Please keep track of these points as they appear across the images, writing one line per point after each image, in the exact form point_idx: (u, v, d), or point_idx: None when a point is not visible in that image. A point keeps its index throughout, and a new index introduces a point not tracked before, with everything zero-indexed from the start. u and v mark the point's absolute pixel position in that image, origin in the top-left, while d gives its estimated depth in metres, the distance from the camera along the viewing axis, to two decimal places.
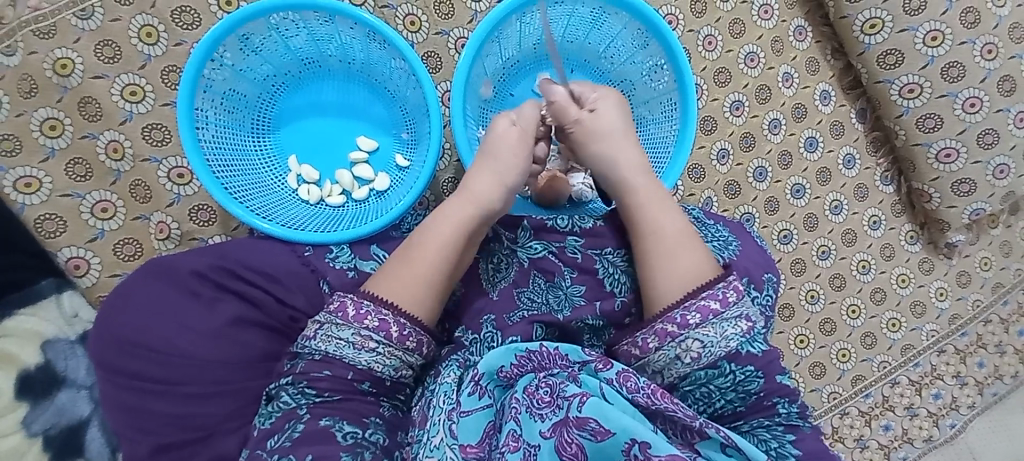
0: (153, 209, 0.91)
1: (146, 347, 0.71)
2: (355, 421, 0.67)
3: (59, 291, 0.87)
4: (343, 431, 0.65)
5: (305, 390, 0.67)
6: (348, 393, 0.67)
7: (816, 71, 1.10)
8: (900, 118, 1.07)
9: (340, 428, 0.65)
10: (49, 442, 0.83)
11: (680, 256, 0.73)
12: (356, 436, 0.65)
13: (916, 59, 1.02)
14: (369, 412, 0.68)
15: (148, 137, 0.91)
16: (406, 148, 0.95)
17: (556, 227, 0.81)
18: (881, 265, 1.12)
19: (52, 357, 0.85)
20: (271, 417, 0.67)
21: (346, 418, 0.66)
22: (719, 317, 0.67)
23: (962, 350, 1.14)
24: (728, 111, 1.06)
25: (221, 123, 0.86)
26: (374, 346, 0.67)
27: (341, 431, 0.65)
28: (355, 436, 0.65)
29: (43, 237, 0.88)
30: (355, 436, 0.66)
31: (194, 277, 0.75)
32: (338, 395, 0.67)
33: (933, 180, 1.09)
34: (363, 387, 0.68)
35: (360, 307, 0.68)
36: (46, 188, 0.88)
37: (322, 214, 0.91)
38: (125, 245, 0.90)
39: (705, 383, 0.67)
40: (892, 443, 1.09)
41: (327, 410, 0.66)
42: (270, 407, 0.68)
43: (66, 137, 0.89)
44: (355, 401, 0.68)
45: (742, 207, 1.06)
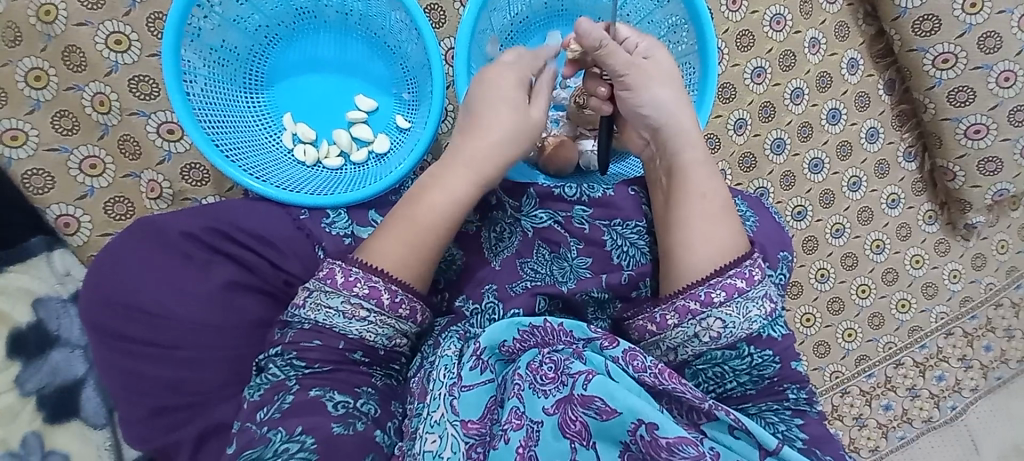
0: (144, 167, 0.87)
1: (138, 309, 0.70)
2: (345, 391, 0.65)
3: (49, 249, 0.85)
4: (334, 401, 0.64)
5: (293, 361, 0.65)
6: (339, 363, 0.66)
7: (846, 36, 1.03)
8: (931, 90, 1.00)
9: (330, 397, 0.64)
10: (44, 401, 0.81)
11: (709, 230, 0.69)
12: (347, 406, 0.64)
13: (953, 26, 0.95)
14: (360, 382, 0.67)
15: (135, 90, 0.86)
16: (407, 108, 0.90)
17: (563, 195, 0.77)
18: (895, 245, 1.09)
19: (45, 316, 0.83)
20: (260, 389, 0.66)
21: (336, 387, 0.65)
22: (743, 296, 0.65)
23: (971, 333, 1.12)
24: (749, 77, 1.00)
25: (211, 76, 0.82)
26: (364, 314, 0.65)
27: (331, 401, 0.64)
28: (346, 406, 0.64)
29: (32, 193, 0.85)
30: (347, 405, 0.64)
31: (186, 239, 0.73)
32: (328, 366, 0.65)
33: (958, 157, 1.03)
34: (354, 357, 0.66)
35: (349, 275, 0.65)
36: (32, 142, 0.84)
37: (319, 176, 0.87)
38: (116, 203, 0.87)
39: (721, 363, 0.66)
40: (891, 422, 1.09)
41: (316, 381, 0.65)
42: (259, 379, 0.67)
43: (51, 89, 0.84)
44: (346, 371, 0.66)
45: (757, 181, 1.02)
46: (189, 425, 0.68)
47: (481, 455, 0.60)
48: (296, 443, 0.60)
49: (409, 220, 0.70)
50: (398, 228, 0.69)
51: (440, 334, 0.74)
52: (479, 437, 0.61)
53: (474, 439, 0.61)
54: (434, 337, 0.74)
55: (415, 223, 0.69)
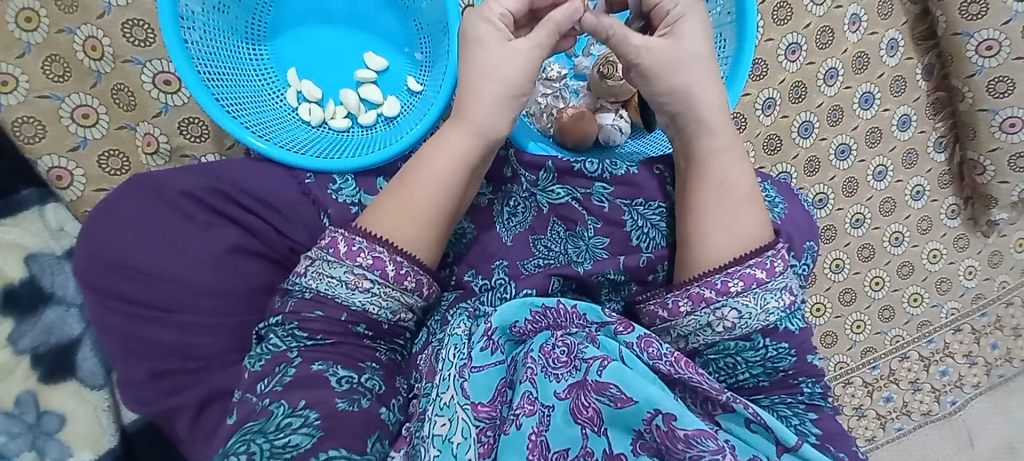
0: (139, 119, 0.83)
1: (135, 269, 0.67)
2: (350, 365, 0.64)
3: (42, 203, 0.81)
4: (337, 376, 0.62)
5: (294, 332, 0.63)
6: (343, 336, 0.64)
7: (888, 15, 0.96)
8: (971, 78, 0.95)
9: (333, 372, 0.62)
10: (39, 359, 0.78)
11: (731, 217, 0.65)
12: (351, 381, 0.62)
13: (1000, 12, 0.89)
14: (365, 357, 0.65)
15: (130, 36, 0.80)
16: (420, 70, 0.85)
17: (584, 171, 0.73)
18: (914, 238, 1.06)
19: (38, 272, 0.80)
20: (260, 360, 0.64)
21: (339, 362, 0.63)
22: (762, 287, 0.63)
23: (979, 330, 1.11)
24: (783, 54, 0.94)
25: (211, 24, 0.76)
26: (368, 285, 0.62)
27: (334, 375, 0.62)
28: (350, 381, 0.62)
29: (22, 142, 0.80)
30: (350, 380, 0.62)
31: (186, 199, 0.69)
32: (331, 338, 0.63)
33: (990, 151, 0.99)
34: (358, 330, 0.64)
35: (352, 244, 0.62)
36: (21, 87, 0.79)
37: (325, 138, 0.82)
38: (111, 157, 0.83)
39: (733, 354, 0.64)
40: (890, 414, 1.09)
41: (318, 354, 0.63)
42: (259, 349, 0.65)
43: (42, 31, 0.79)
44: (350, 345, 0.64)
45: (781, 165, 0.98)
46: (190, 391, 0.66)
47: (490, 439, 0.59)
48: (300, 418, 0.58)
49: (409, 192, 0.66)
50: (399, 198, 0.66)
51: (448, 310, 0.71)
52: (489, 420, 0.60)
53: (484, 423, 0.60)
54: (441, 313, 0.72)
55: (417, 195, 0.66)
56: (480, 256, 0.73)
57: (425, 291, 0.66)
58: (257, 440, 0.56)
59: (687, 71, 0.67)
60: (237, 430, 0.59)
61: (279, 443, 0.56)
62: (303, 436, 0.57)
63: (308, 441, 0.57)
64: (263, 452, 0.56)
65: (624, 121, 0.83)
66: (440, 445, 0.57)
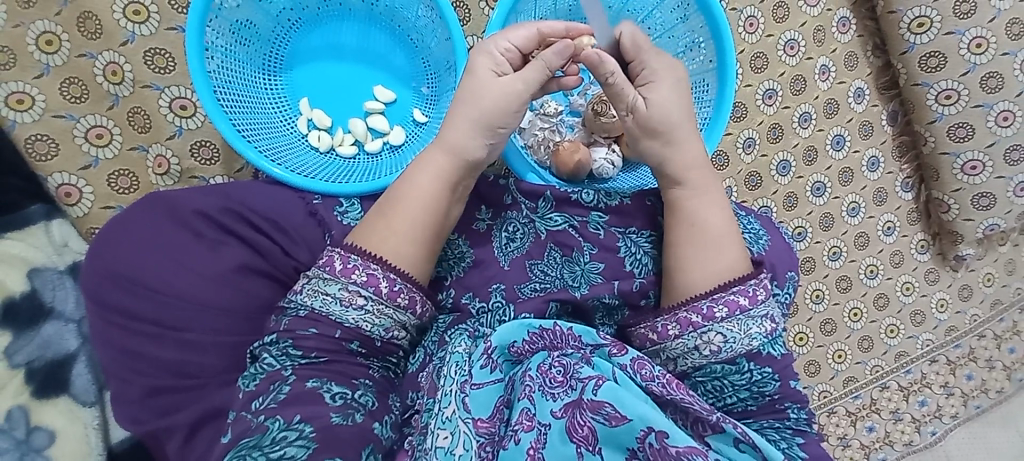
0: (152, 141, 0.86)
1: (144, 285, 0.68)
2: (344, 382, 0.65)
3: (48, 219, 0.82)
4: (331, 392, 0.63)
5: (289, 351, 0.64)
6: (335, 353, 0.65)
7: (854, 66, 1.06)
8: (932, 124, 1.04)
9: (328, 389, 0.63)
10: (33, 375, 0.78)
11: (716, 248, 0.70)
12: (345, 398, 0.63)
13: (958, 64, 0.99)
14: (358, 374, 0.66)
15: (150, 63, 0.84)
16: (425, 103, 0.90)
17: (581, 201, 0.78)
18: (888, 271, 1.12)
19: (39, 286, 0.80)
20: (255, 379, 0.64)
21: (334, 379, 0.64)
22: (745, 314, 0.66)
23: (954, 362, 1.16)
24: (761, 99, 1.02)
25: (231, 55, 0.81)
26: (362, 303, 0.64)
27: (329, 392, 0.63)
28: (344, 397, 0.63)
29: (34, 159, 0.82)
30: (344, 396, 0.63)
31: (198, 217, 0.71)
32: (325, 356, 0.64)
33: (953, 191, 1.07)
34: (352, 347, 0.65)
35: (348, 262, 0.65)
36: (38, 106, 0.82)
37: (332, 164, 0.86)
38: (120, 177, 0.85)
39: (720, 378, 0.67)
40: (873, 444, 1.11)
41: (313, 372, 0.64)
42: (254, 369, 0.65)
43: (63, 54, 0.82)
44: (343, 362, 0.65)
45: (761, 199, 1.04)
46: (187, 410, 0.66)
47: (490, 453, 0.61)
48: (295, 431, 0.59)
49: (402, 212, 0.69)
50: (390, 223, 0.69)
51: (446, 330, 0.73)
52: (488, 436, 0.62)
53: (484, 438, 0.61)
54: (438, 334, 0.73)
55: (407, 218, 0.69)
56: (480, 278, 0.76)
57: (420, 310, 0.68)
58: (253, 454, 0.57)
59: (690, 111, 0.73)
60: (233, 446, 0.59)
61: (275, 455, 0.57)
62: (299, 448, 0.58)
63: (304, 453, 0.57)
64: None
65: (616, 156, 0.89)
66: (443, 456, 0.59)
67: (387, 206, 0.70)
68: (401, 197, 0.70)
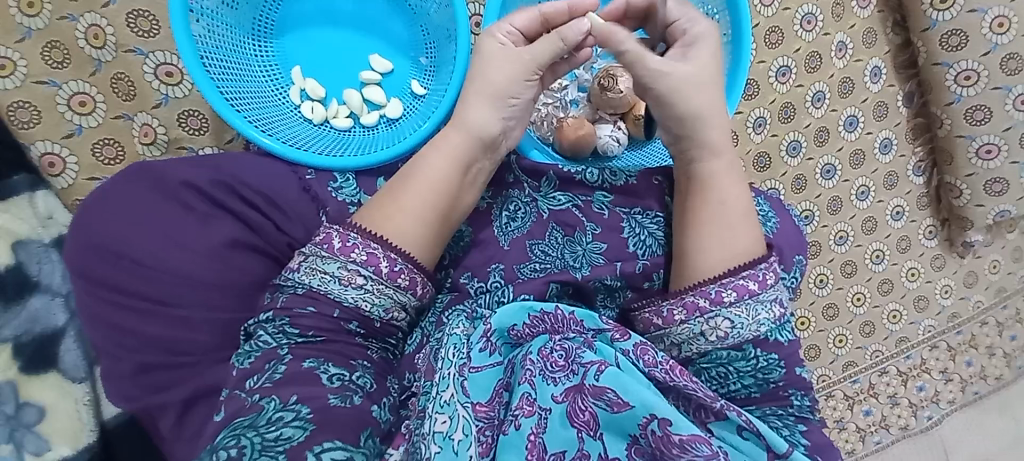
0: (138, 109, 0.82)
1: (131, 261, 0.66)
2: (341, 363, 0.63)
3: (31, 190, 0.79)
4: (328, 373, 0.61)
5: (285, 329, 0.63)
6: (334, 333, 0.63)
7: (873, 43, 1.01)
8: (949, 106, 1.00)
9: (325, 370, 0.61)
10: (20, 349, 0.76)
11: (731, 230, 0.68)
12: (343, 379, 0.61)
13: (980, 44, 0.94)
14: (356, 355, 0.64)
15: (134, 26, 0.80)
16: (424, 74, 0.86)
17: (585, 181, 0.76)
18: (894, 257, 1.10)
19: (24, 259, 0.78)
20: (250, 357, 0.63)
21: (331, 360, 0.63)
22: (754, 298, 0.65)
23: (954, 348, 1.15)
24: (774, 76, 0.98)
25: (219, 19, 0.77)
26: (361, 282, 0.62)
27: (325, 373, 0.61)
28: (341, 378, 0.62)
29: (17, 127, 0.79)
30: (342, 378, 0.62)
31: (187, 190, 0.69)
32: (322, 336, 0.63)
33: (966, 176, 1.04)
34: (350, 327, 0.64)
35: (347, 240, 0.63)
36: (19, 72, 0.78)
37: (327, 136, 0.82)
38: (104, 146, 0.81)
39: (725, 364, 0.66)
40: (869, 428, 1.12)
41: (309, 351, 0.62)
42: (249, 347, 0.63)
43: (44, 17, 0.78)
44: (341, 343, 0.64)
45: (769, 181, 1.01)
46: (178, 387, 0.65)
47: (489, 439, 0.60)
48: (291, 412, 0.57)
49: (409, 192, 0.67)
50: (393, 201, 0.66)
51: (443, 311, 0.72)
52: (488, 420, 0.61)
53: (483, 422, 0.60)
54: (436, 315, 0.72)
55: (415, 197, 0.67)
56: (480, 258, 0.74)
57: (421, 291, 0.66)
58: (248, 434, 0.55)
59: (704, 86, 0.70)
60: (227, 425, 0.57)
61: (271, 437, 0.55)
62: (296, 429, 0.56)
63: (301, 434, 0.56)
64: (255, 446, 0.55)
65: (622, 133, 0.86)
66: (441, 441, 0.57)
67: (398, 185, 0.68)
68: (412, 179, 0.68)
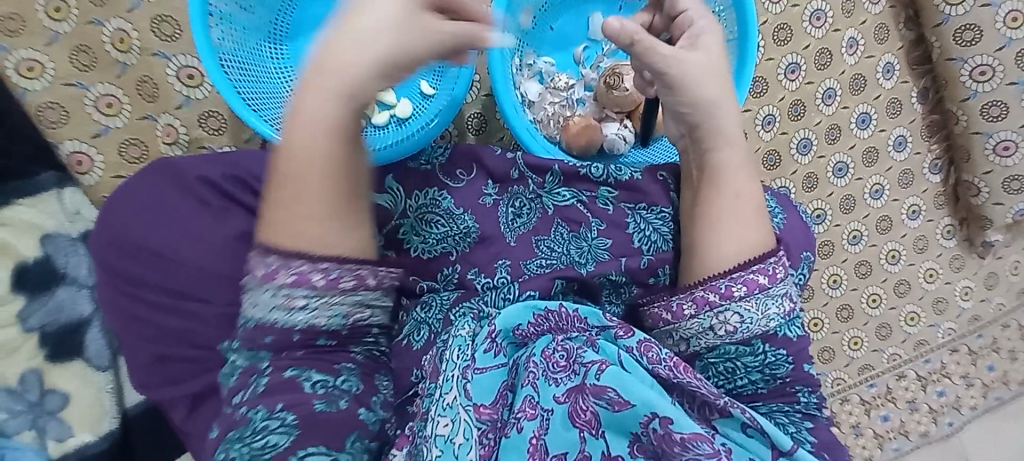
0: (161, 110, 0.85)
1: (153, 255, 0.68)
2: (325, 369, 0.61)
3: (59, 187, 0.82)
4: (311, 380, 0.60)
5: (255, 351, 0.60)
6: (306, 345, 0.60)
7: (884, 39, 1.00)
8: (965, 102, 0.98)
9: (307, 377, 0.60)
10: (45, 340, 0.80)
11: (742, 225, 0.67)
12: (326, 385, 0.61)
13: (993, 39, 0.92)
14: (340, 359, 0.63)
15: (157, 30, 0.84)
16: (433, 75, 0.88)
17: (589, 175, 0.76)
18: (911, 257, 1.08)
19: (52, 252, 0.81)
20: (233, 375, 0.62)
21: (314, 367, 0.61)
22: (764, 293, 0.64)
23: (975, 352, 1.12)
24: (783, 73, 0.98)
25: (238, 22, 0.79)
26: (314, 296, 0.57)
27: (308, 381, 0.60)
28: (325, 385, 0.61)
29: (46, 126, 0.82)
30: (326, 384, 0.61)
31: (202, 186, 0.70)
32: (297, 349, 0.60)
33: (984, 173, 1.01)
34: (319, 341, 0.60)
35: (286, 257, 0.56)
36: (48, 74, 0.82)
37: None
38: (130, 146, 0.85)
39: (733, 359, 0.65)
40: (887, 434, 1.09)
41: (289, 361, 0.60)
42: (229, 368, 0.63)
43: (72, 22, 0.82)
44: (320, 351, 0.61)
45: (780, 180, 1.00)
46: (198, 376, 0.69)
47: (492, 441, 0.60)
48: (277, 420, 0.58)
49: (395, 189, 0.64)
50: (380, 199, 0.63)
51: (450, 308, 0.71)
52: (492, 422, 0.61)
53: (486, 424, 0.61)
54: (442, 312, 0.71)
55: None
56: (485, 255, 0.74)
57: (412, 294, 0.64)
58: (236, 446, 0.56)
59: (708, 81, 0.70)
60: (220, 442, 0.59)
61: (258, 446, 0.56)
62: (282, 435, 0.57)
63: (287, 439, 0.57)
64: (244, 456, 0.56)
65: (628, 131, 0.87)
66: (443, 444, 0.59)
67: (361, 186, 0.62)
68: None
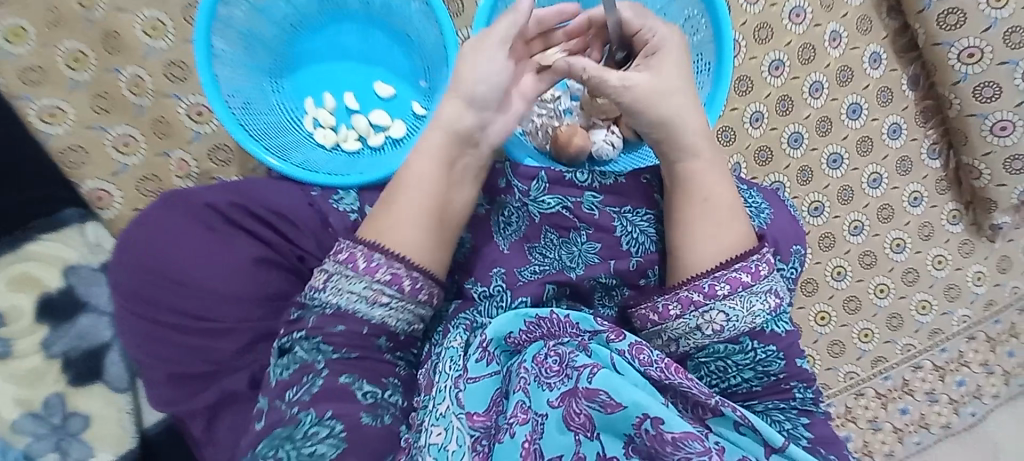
0: (174, 146, 0.92)
1: (166, 279, 0.73)
2: (373, 380, 0.66)
3: (82, 221, 0.88)
4: (362, 390, 0.65)
5: (319, 346, 0.65)
6: (364, 350, 0.67)
7: (868, 30, 1.01)
8: (957, 85, 0.97)
9: (359, 386, 0.65)
10: (69, 364, 0.85)
11: (717, 226, 0.69)
12: (375, 396, 0.66)
13: (979, 21, 0.92)
14: (387, 373, 0.68)
15: (167, 73, 0.91)
16: (423, 96, 0.93)
17: (574, 181, 0.78)
18: (917, 245, 1.06)
19: (75, 283, 0.86)
20: (288, 369, 0.65)
21: (364, 377, 0.66)
22: (748, 291, 0.65)
23: (993, 338, 1.09)
24: (767, 70, 0.99)
25: (239, 61, 0.85)
26: (386, 300, 0.67)
27: (360, 389, 0.65)
28: (374, 396, 0.66)
29: (66, 167, 0.90)
30: (374, 395, 0.66)
31: (210, 213, 0.76)
32: (355, 352, 0.66)
33: (984, 155, 1.00)
34: (380, 343, 0.68)
35: (371, 261, 0.66)
36: (70, 119, 0.89)
37: (338, 159, 0.89)
38: (147, 181, 0.92)
39: (723, 357, 0.67)
40: (907, 427, 1.07)
41: (343, 366, 0.65)
42: (286, 359, 0.66)
43: (91, 71, 0.89)
44: (372, 360, 0.67)
45: (773, 175, 1.01)
46: (210, 391, 0.72)
47: (485, 448, 0.62)
48: (326, 428, 0.61)
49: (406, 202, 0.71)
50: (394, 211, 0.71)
51: (449, 320, 0.75)
52: (485, 429, 0.64)
53: (479, 432, 0.64)
54: (442, 324, 0.75)
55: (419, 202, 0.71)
56: (480, 264, 0.78)
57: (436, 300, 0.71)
58: (286, 446, 0.60)
59: (681, 85, 0.72)
60: (266, 435, 0.61)
61: (307, 451, 0.60)
62: (330, 446, 0.61)
63: (333, 451, 0.60)
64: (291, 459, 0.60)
65: (615, 136, 0.90)
66: (436, 452, 0.60)
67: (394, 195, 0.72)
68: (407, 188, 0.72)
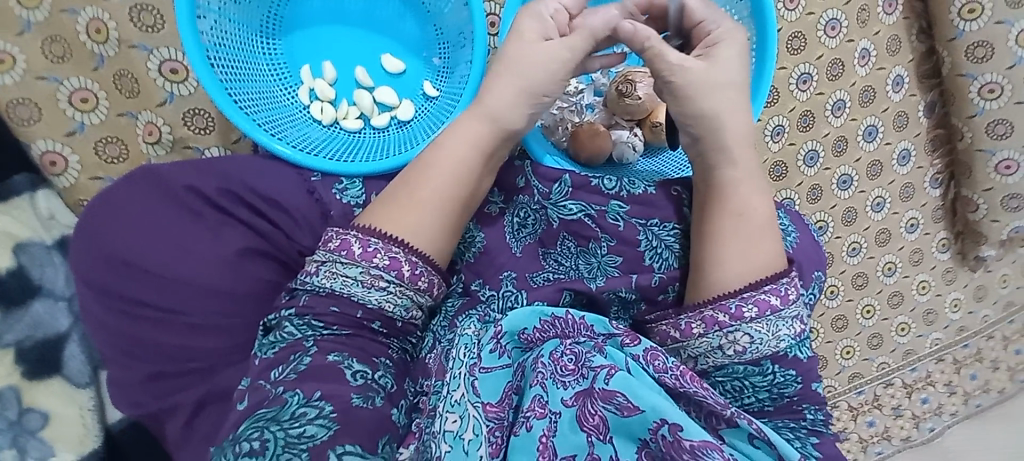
0: (142, 107, 0.79)
1: (142, 269, 0.64)
2: (364, 360, 0.61)
3: (33, 189, 0.77)
4: (352, 369, 0.60)
5: (310, 322, 0.61)
6: (358, 328, 0.62)
7: (897, 51, 0.99)
8: (972, 118, 0.97)
9: (349, 365, 0.60)
10: (22, 354, 0.75)
11: (749, 244, 0.66)
12: (365, 377, 0.60)
13: (1006, 57, 0.91)
14: (377, 353, 0.63)
15: (136, 20, 0.77)
16: (437, 76, 0.83)
17: (601, 187, 0.73)
18: (906, 269, 1.09)
19: (26, 262, 0.76)
20: (274, 347, 0.62)
21: (354, 355, 0.61)
22: (775, 314, 0.63)
23: (959, 361, 1.16)
24: (795, 83, 0.95)
25: (227, 16, 0.74)
26: (384, 285, 0.61)
27: (349, 369, 0.60)
28: (364, 377, 0.60)
29: (17, 124, 0.76)
30: (364, 376, 0.60)
31: (193, 195, 0.67)
32: (346, 331, 0.62)
33: (984, 190, 1.02)
34: (374, 327, 0.63)
35: (368, 246, 0.61)
36: (17, 66, 0.75)
37: (337, 138, 0.80)
38: (109, 144, 0.79)
39: (740, 378, 0.65)
40: (872, 438, 1.11)
41: (335, 345, 0.61)
42: (273, 337, 0.62)
43: (43, 9, 0.75)
44: (364, 338, 0.62)
45: (785, 191, 1.00)
46: (190, 391, 0.64)
47: (499, 440, 0.59)
48: (314, 408, 0.56)
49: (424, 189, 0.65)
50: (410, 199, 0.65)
51: (456, 316, 0.70)
52: (497, 421, 0.60)
53: (493, 423, 0.60)
54: (448, 320, 0.71)
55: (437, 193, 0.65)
56: (491, 266, 0.73)
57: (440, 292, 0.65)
58: (270, 427, 0.54)
59: (727, 100, 0.67)
60: (249, 416, 0.56)
61: (294, 433, 0.54)
62: (319, 427, 0.55)
63: (324, 433, 0.54)
64: (278, 441, 0.53)
65: (639, 139, 0.84)
66: (451, 440, 0.57)
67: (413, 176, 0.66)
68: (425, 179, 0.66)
